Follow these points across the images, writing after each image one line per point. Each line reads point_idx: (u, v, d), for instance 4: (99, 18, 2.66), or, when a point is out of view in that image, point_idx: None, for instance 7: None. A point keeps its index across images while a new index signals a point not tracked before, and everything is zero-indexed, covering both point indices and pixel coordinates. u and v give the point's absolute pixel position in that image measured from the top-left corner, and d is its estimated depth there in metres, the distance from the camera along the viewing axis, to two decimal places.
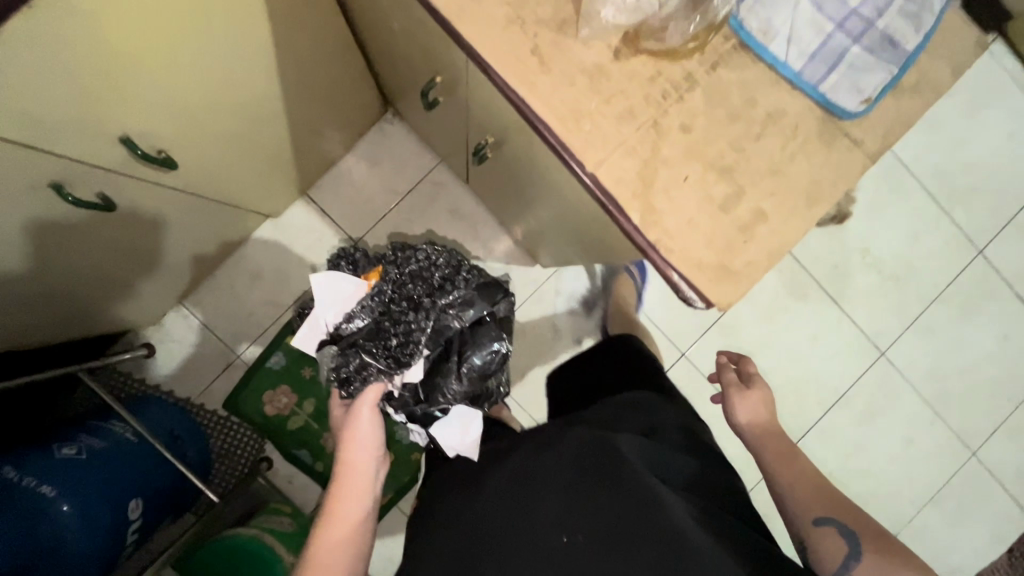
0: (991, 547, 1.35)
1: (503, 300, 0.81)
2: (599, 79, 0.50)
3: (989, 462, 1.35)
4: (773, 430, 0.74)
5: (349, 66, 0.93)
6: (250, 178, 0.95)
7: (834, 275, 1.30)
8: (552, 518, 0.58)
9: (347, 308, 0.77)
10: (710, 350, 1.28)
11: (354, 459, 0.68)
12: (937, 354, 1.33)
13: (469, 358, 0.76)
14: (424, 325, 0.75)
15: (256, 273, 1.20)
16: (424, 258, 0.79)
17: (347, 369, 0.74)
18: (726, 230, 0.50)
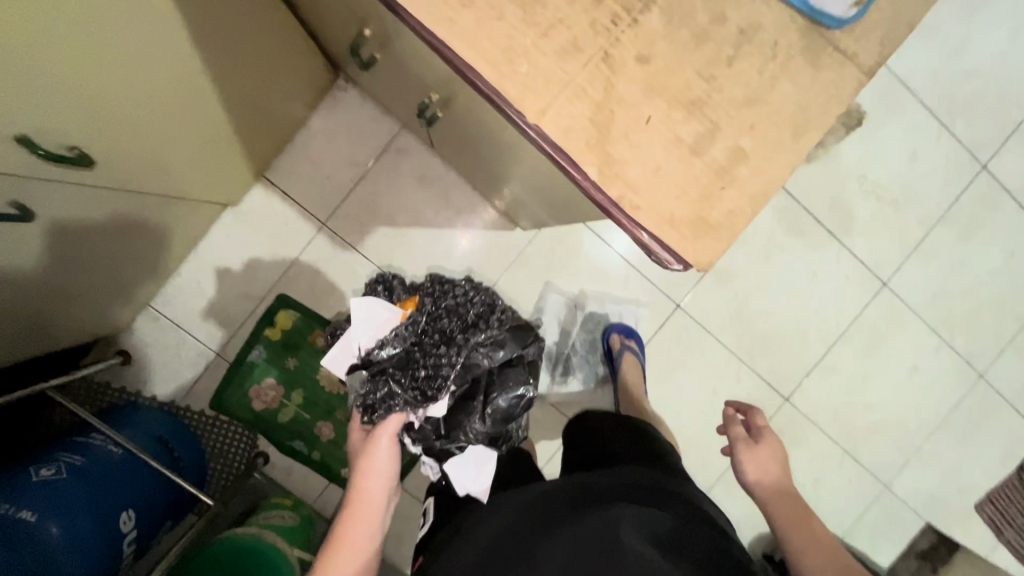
0: (1000, 464, 1.34)
1: (534, 345, 0.76)
2: (533, 8, 0.40)
3: (996, 382, 1.33)
4: (783, 490, 0.74)
5: (281, 30, 0.82)
6: (190, 167, 0.87)
7: (832, 207, 1.24)
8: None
9: (381, 334, 0.70)
10: (705, 298, 1.24)
11: (369, 488, 0.69)
12: (941, 279, 1.29)
13: (494, 401, 0.72)
14: (454, 361, 0.69)
15: (221, 267, 1.13)
16: (462, 293, 0.73)
17: (374, 396, 0.69)
18: (698, 176, 0.42)
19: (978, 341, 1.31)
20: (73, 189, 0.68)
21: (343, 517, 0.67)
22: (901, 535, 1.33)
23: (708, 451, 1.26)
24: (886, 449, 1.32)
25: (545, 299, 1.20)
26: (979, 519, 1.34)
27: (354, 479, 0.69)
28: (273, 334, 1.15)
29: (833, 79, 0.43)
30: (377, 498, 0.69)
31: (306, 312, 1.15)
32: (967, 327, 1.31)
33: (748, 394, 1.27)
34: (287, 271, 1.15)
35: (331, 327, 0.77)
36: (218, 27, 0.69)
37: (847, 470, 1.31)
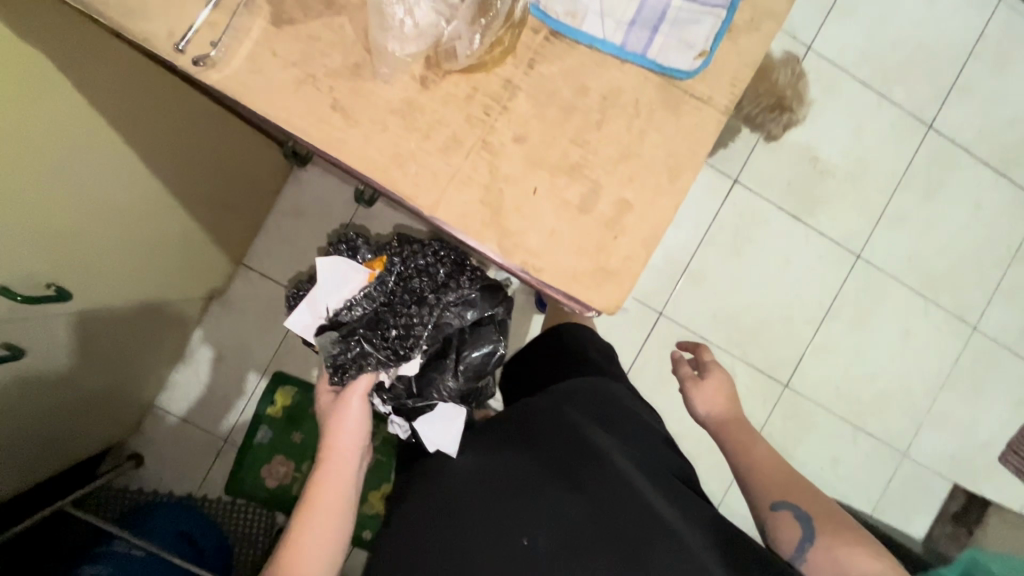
0: (1014, 411, 1.34)
1: (503, 304, 0.81)
2: (412, 115, 0.44)
3: (992, 332, 1.33)
4: (732, 416, 0.74)
5: (231, 134, 0.87)
6: (164, 272, 0.91)
7: (791, 192, 1.27)
8: (514, 519, 0.58)
9: (348, 293, 0.74)
10: (687, 303, 1.26)
11: (340, 445, 0.69)
12: (913, 242, 1.30)
13: (466, 356, 0.77)
14: (426, 321, 0.74)
15: (215, 357, 1.17)
16: (431, 254, 0.79)
17: (346, 356, 0.72)
18: (591, 231, 0.45)
19: (964, 294, 1.32)
20: (55, 322, 0.72)
21: (316, 477, 0.67)
22: (930, 501, 1.32)
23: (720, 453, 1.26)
24: (897, 417, 1.32)
25: None
26: (1005, 471, 1.33)
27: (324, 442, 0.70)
28: (275, 412, 1.17)
29: (701, 121, 0.47)
30: (347, 461, 0.68)
31: (303, 387, 1.17)
32: (950, 284, 1.32)
33: (748, 387, 1.28)
34: (279, 348, 1.18)
35: (293, 292, 0.79)
36: (167, 156, 0.75)
37: (862, 446, 1.31)
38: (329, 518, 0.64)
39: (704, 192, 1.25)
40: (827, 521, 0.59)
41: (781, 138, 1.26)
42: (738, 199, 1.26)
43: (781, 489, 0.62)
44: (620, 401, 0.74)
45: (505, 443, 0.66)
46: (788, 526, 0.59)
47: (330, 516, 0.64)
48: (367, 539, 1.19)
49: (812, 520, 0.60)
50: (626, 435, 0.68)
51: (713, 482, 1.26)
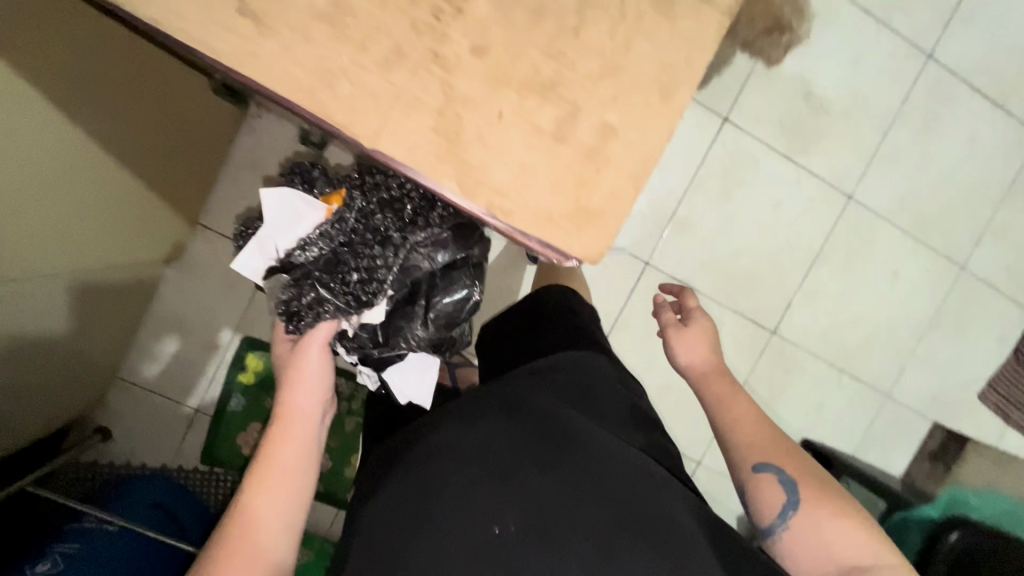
0: (996, 349, 1.34)
1: (479, 246, 0.73)
2: (345, 21, 0.36)
3: (980, 271, 1.31)
4: (715, 367, 0.70)
5: (169, 74, 0.77)
6: (113, 235, 0.83)
7: (783, 130, 1.20)
8: (486, 503, 0.52)
9: (301, 230, 0.67)
10: (674, 250, 1.21)
11: (297, 404, 0.63)
12: (906, 180, 1.26)
13: (436, 302, 0.71)
14: (390, 262, 0.67)
15: (176, 324, 1.09)
16: (396, 187, 0.69)
17: (299, 302, 0.65)
18: (568, 165, 0.38)
19: (955, 233, 1.29)
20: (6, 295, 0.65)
21: (271, 434, 0.61)
22: (911, 440, 1.34)
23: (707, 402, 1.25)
24: (882, 360, 1.31)
25: None
26: (984, 407, 1.35)
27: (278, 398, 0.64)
28: (246, 378, 1.11)
29: (697, 28, 0.39)
30: (306, 416, 0.63)
31: (273, 350, 1.10)
32: (941, 223, 1.28)
33: (736, 335, 1.25)
34: (246, 313, 1.11)
35: (242, 229, 0.72)
36: (94, 105, 0.65)
37: (847, 388, 1.31)
38: (289, 478, 0.59)
39: (693, 132, 1.17)
40: (800, 474, 0.58)
41: (775, 69, 1.18)
42: (728, 138, 1.19)
43: (760, 446, 0.60)
44: (596, 379, 0.70)
45: (477, 416, 0.60)
46: (767, 484, 0.58)
47: (290, 476, 0.60)
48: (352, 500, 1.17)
49: (788, 471, 0.58)
50: (602, 415, 0.65)
51: (699, 430, 1.27)
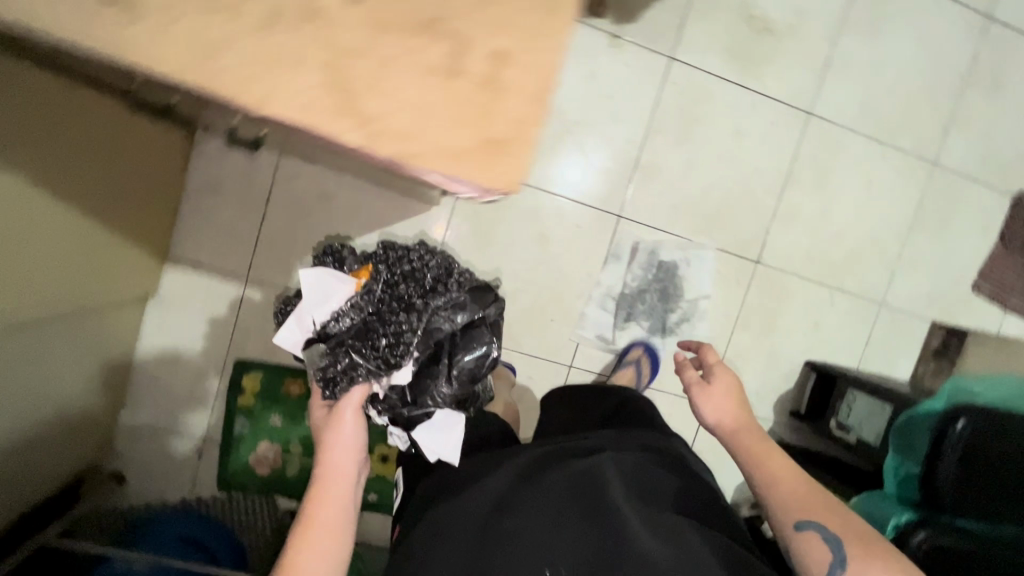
0: (982, 239, 1.34)
1: (494, 306, 0.82)
2: None
3: (952, 165, 1.31)
4: (739, 422, 0.76)
5: (135, 118, 0.80)
6: (112, 272, 0.88)
7: (731, 59, 1.19)
8: (542, 546, 0.64)
9: (335, 305, 0.71)
10: (645, 199, 1.20)
11: (337, 466, 0.69)
12: (863, 87, 1.25)
13: (459, 360, 0.77)
14: (415, 325, 0.72)
15: (168, 359, 1.10)
16: (417, 259, 0.78)
17: (334, 369, 0.70)
18: (468, 90, 0.34)
19: (921, 132, 1.29)
20: (26, 336, 0.70)
21: (312, 496, 0.67)
22: (913, 344, 1.35)
23: (706, 340, 1.26)
24: (871, 270, 1.31)
25: (620, 246, 1.21)
26: (980, 299, 1.36)
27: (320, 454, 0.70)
28: (247, 401, 1.12)
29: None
30: (344, 478, 0.69)
31: (267, 368, 1.11)
32: (905, 122, 1.28)
33: (722, 272, 1.25)
34: (234, 336, 1.11)
35: (282, 307, 0.78)
36: (78, 163, 0.69)
37: (841, 304, 1.32)
38: (330, 537, 0.65)
39: (640, 76, 1.16)
40: (844, 533, 0.61)
41: None
42: (678, 76, 1.17)
43: (804, 508, 0.64)
44: (636, 437, 0.80)
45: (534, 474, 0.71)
46: (812, 545, 0.61)
47: (333, 533, 0.66)
48: (373, 502, 1.18)
49: (831, 528, 0.62)
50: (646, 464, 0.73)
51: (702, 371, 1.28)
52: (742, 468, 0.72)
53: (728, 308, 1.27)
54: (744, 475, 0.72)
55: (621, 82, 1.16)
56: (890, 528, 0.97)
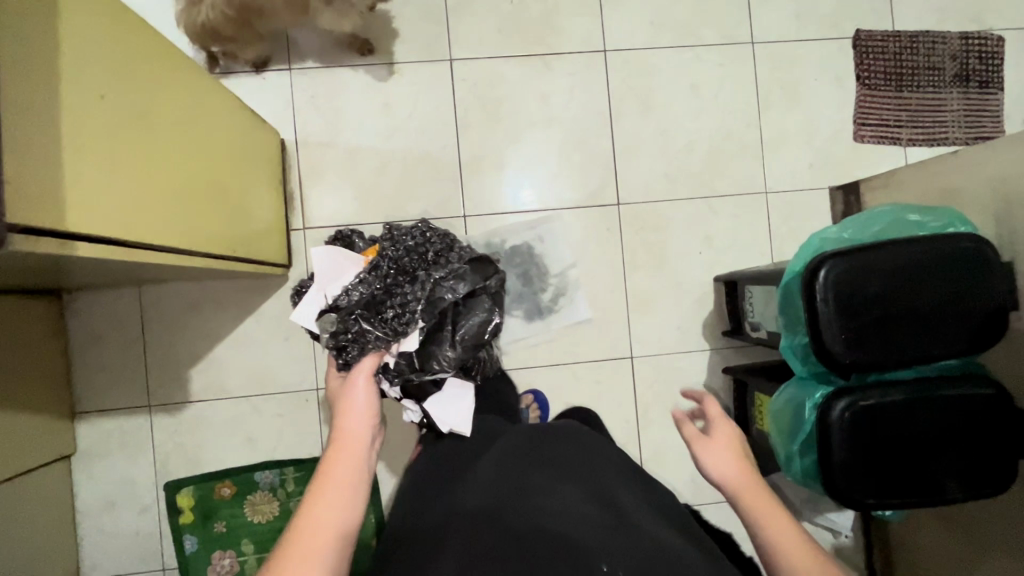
0: (839, 89, 1.29)
1: (495, 276, 0.77)
2: None
3: (770, 36, 1.28)
4: (747, 482, 0.68)
5: None
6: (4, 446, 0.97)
7: (507, 36, 1.23)
8: (597, 537, 0.53)
9: (347, 281, 0.73)
10: (484, 190, 1.23)
11: (349, 429, 0.60)
12: (646, 7, 1.26)
13: (463, 327, 0.74)
14: (417, 295, 0.71)
15: (107, 505, 1.16)
16: (418, 234, 0.75)
17: (346, 336, 0.69)
18: None
19: (724, 21, 1.27)
20: None
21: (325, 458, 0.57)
22: (818, 217, 1.28)
23: (597, 295, 1.24)
24: (737, 164, 1.27)
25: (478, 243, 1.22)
26: (868, 145, 1.29)
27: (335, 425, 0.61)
28: (187, 518, 1.16)
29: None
30: (360, 441, 0.59)
31: (194, 480, 1.16)
32: (704, 18, 1.27)
33: (588, 226, 1.24)
34: (158, 463, 1.17)
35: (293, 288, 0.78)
36: None
37: (725, 209, 1.27)
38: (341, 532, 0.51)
39: (428, 86, 1.22)
40: None
41: None
42: (464, 72, 1.22)
43: None
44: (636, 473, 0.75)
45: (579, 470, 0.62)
46: None
47: (348, 504, 0.54)
48: None
49: None
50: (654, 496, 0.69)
51: (610, 326, 1.24)
52: (756, 537, 0.64)
53: (611, 257, 1.25)
54: (749, 530, 0.65)
55: (413, 99, 1.22)
56: (810, 411, 0.89)
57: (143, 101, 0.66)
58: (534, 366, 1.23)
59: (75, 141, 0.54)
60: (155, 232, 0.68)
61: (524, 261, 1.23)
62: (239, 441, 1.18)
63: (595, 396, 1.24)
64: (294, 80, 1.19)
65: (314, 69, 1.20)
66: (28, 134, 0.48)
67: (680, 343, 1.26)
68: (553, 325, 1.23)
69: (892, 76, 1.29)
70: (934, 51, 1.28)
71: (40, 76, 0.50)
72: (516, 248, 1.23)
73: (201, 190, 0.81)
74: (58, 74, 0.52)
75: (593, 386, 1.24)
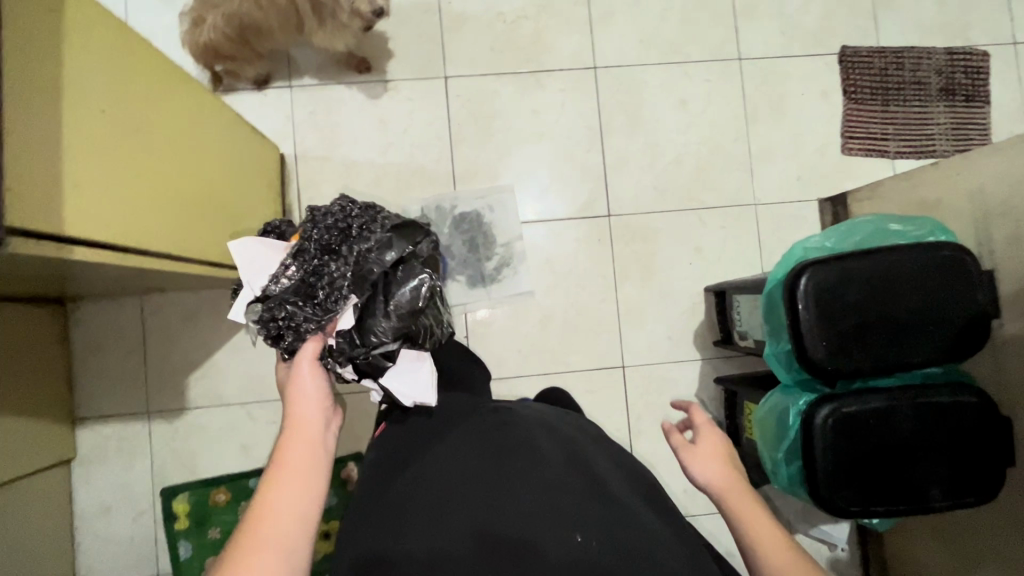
0: (826, 103, 1.32)
1: (422, 240, 0.70)
2: None
3: (757, 53, 1.31)
4: (735, 486, 0.69)
5: None
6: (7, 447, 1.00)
7: (499, 55, 1.27)
8: (568, 515, 0.52)
9: (273, 270, 0.68)
10: (477, 199, 1.25)
11: (301, 415, 0.58)
12: (635, 25, 1.30)
13: (396, 295, 0.66)
14: (343, 270, 0.65)
15: (104, 510, 1.17)
16: (337, 209, 0.69)
17: (277, 323, 0.64)
18: None
19: (711, 39, 1.31)
20: None
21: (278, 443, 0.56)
22: (806, 228, 1.29)
23: (587, 304, 1.26)
24: (725, 176, 1.29)
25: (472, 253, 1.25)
26: (856, 158, 1.31)
27: (286, 415, 0.59)
28: (183, 524, 1.16)
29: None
30: (314, 425, 0.58)
31: (191, 486, 1.16)
32: (692, 36, 1.31)
33: (579, 237, 1.26)
34: (155, 468, 1.19)
35: (234, 285, 0.73)
36: None
37: (714, 221, 1.29)
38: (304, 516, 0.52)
39: (423, 103, 1.26)
40: None
41: (457, 14, 1.27)
42: (457, 89, 1.26)
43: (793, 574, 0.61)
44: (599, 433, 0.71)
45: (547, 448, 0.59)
46: None
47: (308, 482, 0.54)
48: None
49: None
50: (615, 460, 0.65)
51: (601, 336, 1.26)
52: (739, 535, 0.65)
53: (602, 268, 1.27)
54: (732, 530, 0.67)
55: (408, 115, 1.26)
56: (794, 417, 0.90)
57: (144, 114, 0.70)
58: (526, 375, 1.24)
59: (76, 151, 0.57)
60: (151, 241, 0.71)
61: (516, 271, 1.25)
62: (235, 447, 1.20)
63: (586, 405, 1.25)
64: (294, 96, 1.24)
65: (313, 86, 1.24)
66: (28, 142, 0.51)
67: (671, 352, 1.27)
68: (545, 334, 1.25)
69: (878, 91, 1.31)
70: (919, 66, 1.31)
71: (45, 95, 0.53)
72: (511, 261, 1.25)
73: (200, 201, 0.84)
74: (59, 94, 0.55)
75: (583, 396, 1.25)
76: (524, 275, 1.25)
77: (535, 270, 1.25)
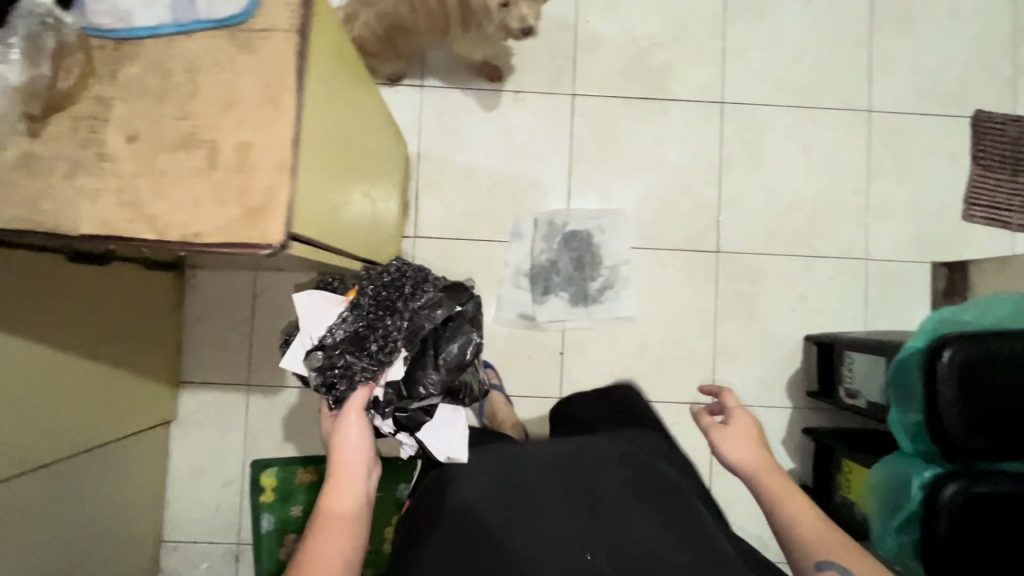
0: (951, 168, 1.29)
1: (472, 299, 0.73)
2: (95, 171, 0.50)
3: (887, 108, 1.30)
4: (755, 467, 0.70)
5: (124, 277, 1.00)
6: (128, 401, 1.05)
7: (628, 80, 1.27)
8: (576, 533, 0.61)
9: (330, 321, 0.68)
10: (587, 219, 1.26)
11: (343, 462, 0.61)
12: (769, 64, 1.29)
13: (446, 349, 0.68)
14: (398, 324, 0.67)
15: (195, 472, 1.22)
16: (394, 266, 0.71)
17: (331, 373, 0.65)
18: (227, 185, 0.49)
19: (842, 89, 1.29)
20: (49, 472, 0.86)
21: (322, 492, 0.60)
22: (917, 290, 1.27)
23: (684, 337, 1.26)
24: (839, 228, 1.28)
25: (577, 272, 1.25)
26: (976, 226, 1.28)
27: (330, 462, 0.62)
28: (268, 497, 1.18)
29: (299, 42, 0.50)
30: (356, 472, 0.61)
31: (280, 462, 1.19)
32: (825, 82, 1.29)
33: (685, 270, 1.26)
34: (246, 439, 1.22)
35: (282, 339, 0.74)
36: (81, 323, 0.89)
37: (823, 270, 1.27)
38: (346, 526, 0.59)
39: (548, 119, 1.27)
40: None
41: (594, 35, 1.28)
42: (584, 109, 1.27)
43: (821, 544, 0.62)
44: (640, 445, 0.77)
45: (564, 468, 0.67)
46: None
47: (348, 524, 0.59)
48: None
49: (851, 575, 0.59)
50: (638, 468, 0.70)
51: (694, 370, 1.26)
52: (763, 507, 0.67)
53: (704, 303, 1.26)
54: (763, 510, 0.67)
55: (532, 128, 1.27)
56: (915, 488, 0.89)
57: (342, 115, 0.72)
58: None
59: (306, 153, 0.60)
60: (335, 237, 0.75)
61: (617, 295, 1.26)
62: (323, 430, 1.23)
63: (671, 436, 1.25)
64: (424, 97, 1.26)
65: (443, 89, 1.26)
66: None
67: (762, 396, 1.26)
68: (638, 361, 1.25)
69: (1008, 160, 1.28)
70: None
71: None
72: (614, 285, 1.26)
73: (360, 200, 0.86)
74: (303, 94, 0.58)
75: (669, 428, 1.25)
76: (625, 300, 1.26)
77: (636, 297, 1.26)
